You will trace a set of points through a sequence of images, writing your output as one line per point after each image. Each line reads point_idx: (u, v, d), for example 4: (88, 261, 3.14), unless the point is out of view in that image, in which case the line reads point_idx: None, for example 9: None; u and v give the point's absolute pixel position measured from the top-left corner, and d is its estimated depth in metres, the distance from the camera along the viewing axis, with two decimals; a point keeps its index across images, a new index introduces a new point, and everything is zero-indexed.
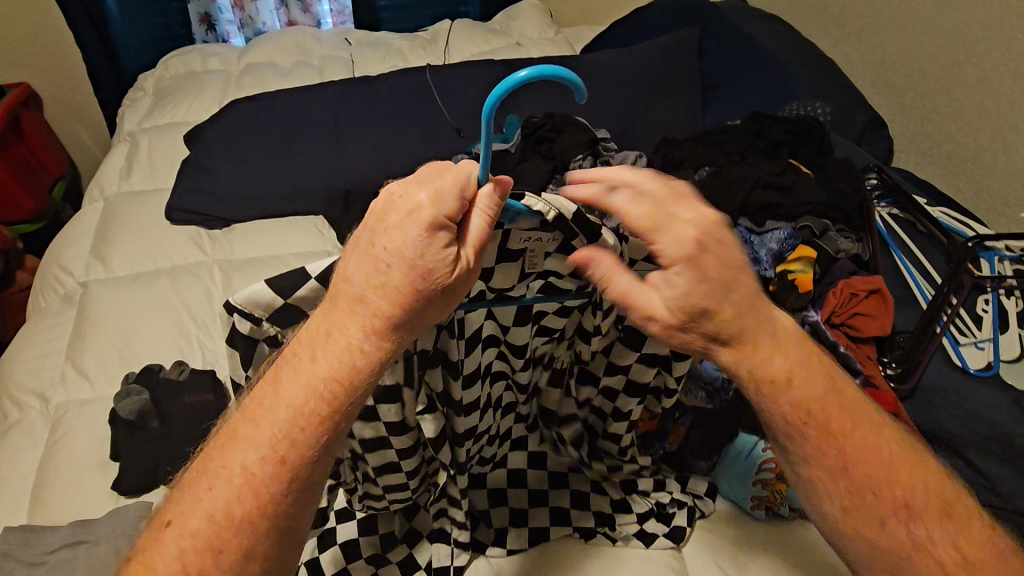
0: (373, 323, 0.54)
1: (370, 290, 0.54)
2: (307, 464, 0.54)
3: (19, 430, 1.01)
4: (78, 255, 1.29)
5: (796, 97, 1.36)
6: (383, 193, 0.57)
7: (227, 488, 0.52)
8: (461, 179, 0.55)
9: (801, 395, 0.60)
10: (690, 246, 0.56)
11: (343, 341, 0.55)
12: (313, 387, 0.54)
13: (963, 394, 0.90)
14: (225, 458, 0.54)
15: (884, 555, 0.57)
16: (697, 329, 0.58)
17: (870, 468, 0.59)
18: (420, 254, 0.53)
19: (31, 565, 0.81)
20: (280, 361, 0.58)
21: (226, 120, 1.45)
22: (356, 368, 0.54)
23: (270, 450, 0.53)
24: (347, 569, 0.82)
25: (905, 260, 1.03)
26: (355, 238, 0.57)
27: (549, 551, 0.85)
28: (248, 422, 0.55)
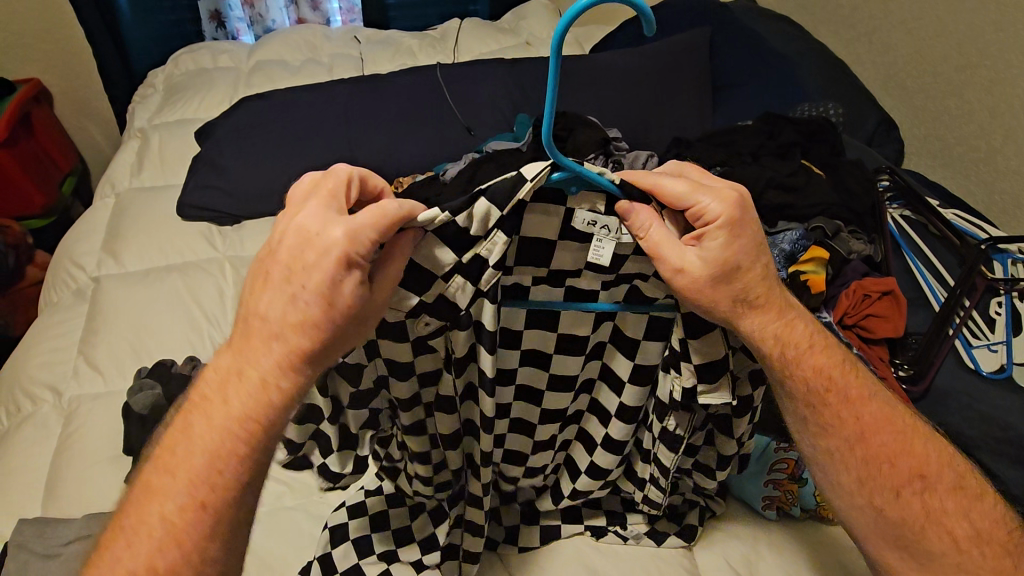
0: (288, 359, 0.54)
1: (287, 328, 0.53)
2: (227, 504, 0.54)
3: (33, 423, 1.02)
4: (90, 250, 1.29)
5: (807, 97, 1.35)
6: (294, 227, 0.53)
7: (148, 541, 0.53)
8: (378, 217, 0.51)
9: (819, 362, 0.64)
10: (730, 212, 0.56)
11: (256, 378, 0.54)
12: (225, 428, 0.54)
13: (975, 395, 0.90)
14: (147, 508, 0.54)
15: (900, 524, 0.62)
16: (727, 288, 0.58)
17: (884, 439, 0.64)
18: (332, 291, 0.52)
19: (45, 556, 0.82)
20: (191, 405, 0.57)
21: (237, 116, 1.46)
22: (271, 402, 0.54)
23: (188, 499, 0.53)
24: (359, 564, 0.83)
25: (918, 262, 1.03)
26: (268, 273, 0.54)
27: (559, 549, 0.86)
28: (162, 472, 0.55)
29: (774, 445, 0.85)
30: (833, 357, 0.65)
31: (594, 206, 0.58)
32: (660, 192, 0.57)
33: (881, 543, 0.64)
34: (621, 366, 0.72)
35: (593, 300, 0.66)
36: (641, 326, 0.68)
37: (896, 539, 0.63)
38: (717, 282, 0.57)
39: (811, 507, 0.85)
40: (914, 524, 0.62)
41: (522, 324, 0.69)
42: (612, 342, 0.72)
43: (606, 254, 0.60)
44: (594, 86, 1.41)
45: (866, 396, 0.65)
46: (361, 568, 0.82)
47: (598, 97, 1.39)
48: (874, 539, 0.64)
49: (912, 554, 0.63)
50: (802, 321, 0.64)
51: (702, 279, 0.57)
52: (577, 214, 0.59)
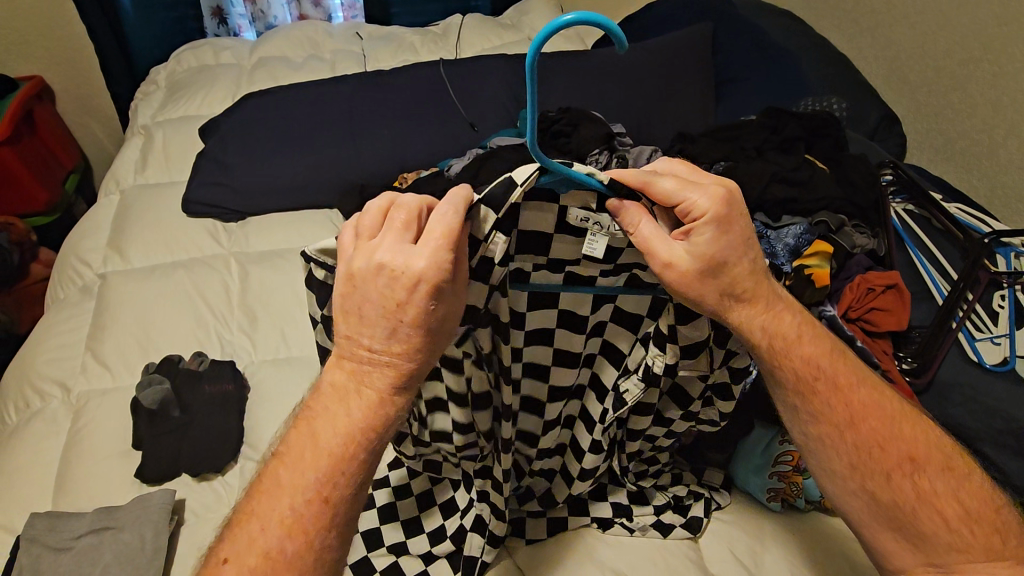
0: (399, 371, 0.54)
1: (389, 348, 0.54)
2: (333, 522, 0.54)
3: (42, 418, 1.02)
4: (96, 247, 1.30)
5: (810, 93, 1.35)
6: (370, 261, 0.52)
7: (280, 528, 0.53)
8: (436, 237, 0.52)
9: (807, 351, 0.64)
10: (718, 209, 0.57)
11: (364, 399, 0.54)
12: (334, 444, 0.54)
13: (979, 387, 0.90)
14: (269, 498, 0.54)
15: (891, 505, 0.64)
16: (714, 282, 0.58)
17: (877, 426, 0.64)
18: (426, 313, 0.53)
19: (58, 549, 0.83)
20: (302, 421, 0.57)
21: (241, 112, 1.46)
22: (374, 421, 0.55)
23: (299, 512, 0.53)
24: (368, 557, 0.84)
25: (921, 256, 1.03)
26: (350, 304, 0.54)
27: (566, 541, 0.87)
28: (287, 467, 0.54)
29: (779, 439, 0.86)
30: (822, 346, 0.65)
31: (584, 201, 0.59)
32: (650, 187, 0.57)
33: (880, 529, 0.65)
34: (620, 339, 0.73)
35: (591, 286, 0.67)
36: (647, 304, 0.69)
37: (892, 523, 0.64)
38: (703, 276, 0.58)
39: (816, 499, 0.86)
40: (912, 509, 0.63)
41: (526, 305, 0.69)
42: (612, 320, 0.72)
43: (600, 248, 0.60)
44: (597, 82, 1.41)
45: (852, 383, 0.65)
46: (369, 562, 0.83)
47: (601, 93, 1.40)
48: (868, 520, 0.66)
49: (904, 536, 0.64)
50: (791, 313, 0.64)
51: (690, 274, 0.57)
52: (571, 211, 0.60)
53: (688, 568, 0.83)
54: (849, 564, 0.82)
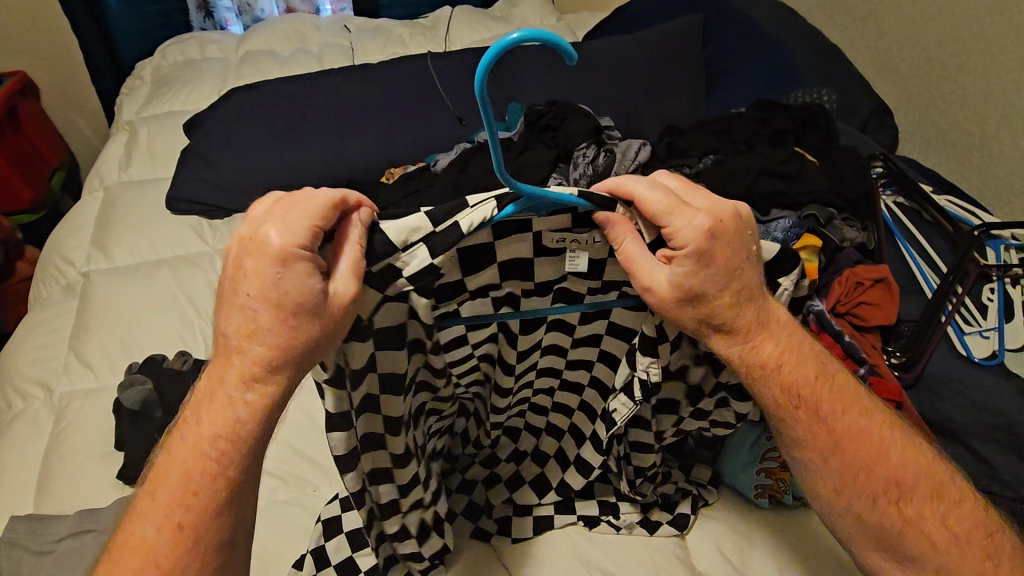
0: (254, 365, 0.52)
1: (247, 338, 0.51)
2: (212, 522, 0.54)
3: (24, 420, 1.01)
4: (79, 244, 1.29)
5: (802, 84, 1.34)
6: (236, 237, 0.52)
7: (159, 519, 0.54)
8: (302, 208, 0.50)
9: (789, 378, 0.62)
10: (700, 239, 0.55)
11: (229, 393, 0.53)
12: (203, 447, 0.53)
13: (967, 381, 0.90)
14: (148, 498, 0.55)
15: (879, 528, 0.63)
16: (692, 310, 0.58)
17: (864, 454, 0.63)
18: (282, 291, 0.49)
19: (39, 553, 0.82)
20: (182, 418, 0.56)
21: (226, 108, 1.44)
22: (240, 416, 0.53)
23: (167, 515, 0.54)
24: (353, 557, 0.83)
25: (912, 251, 1.02)
26: (222, 289, 0.53)
27: (554, 539, 0.86)
28: (161, 469, 0.55)
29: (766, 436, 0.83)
30: (806, 370, 0.63)
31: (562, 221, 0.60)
32: (635, 201, 0.56)
33: (866, 546, 0.65)
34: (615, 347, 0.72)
35: (581, 303, 0.68)
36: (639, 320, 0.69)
37: (876, 538, 0.64)
38: (681, 303, 0.58)
39: (802, 495, 0.86)
40: (899, 531, 0.62)
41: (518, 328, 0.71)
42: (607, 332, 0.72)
43: (582, 262, 0.62)
44: (587, 75, 1.39)
45: (835, 407, 0.63)
46: (353, 561, 0.82)
47: (590, 86, 1.38)
48: (858, 540, 0.65)
49: (892, 554, 0.63)
50: (773, 337, 0.62)
51: (667, 300, 0.57)
52: (544, 235, 0.61)
53: (674, 565, 0.83)
54: (835, 561, 0.82)
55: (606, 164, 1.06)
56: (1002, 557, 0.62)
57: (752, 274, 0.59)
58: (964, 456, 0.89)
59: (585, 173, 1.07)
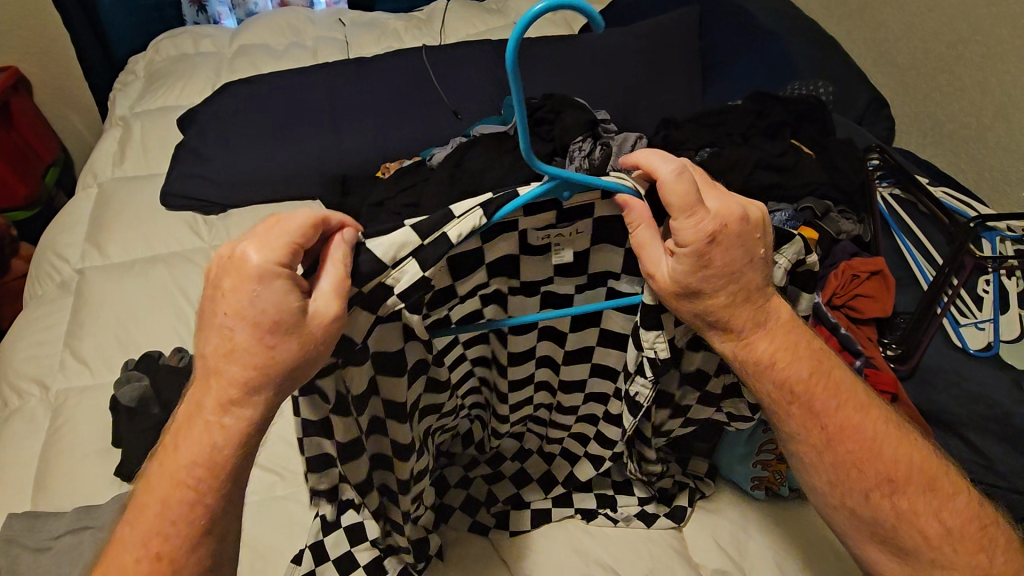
0: (231, 389, 0.51)
1: (223, 361, 0.51)
2: (192, 553, 0.53)
3: (20, 417, 1.01)
4: (74, 242, 1.28)
5: (798, 76, 1.34)
6: (216, 259, 0.52)
7: (137, 550, 0.53)
8: (278, 225, 0.50)
9: (784, 375, 0.62)
10: (704, 237, 0.55)
11: (206, 420, 0.52)
12: (178, 477, 0.53)
13: (962, 373, 0.90)
14: (128, 528, 0.54)
15: (872, 521, 0.63)
16: (690, 304, 0.59)
17: (855, 450, 0.63)
18: (260, 310, 0.49)
19: (37, 550, 0.82)
20: (163, 443, 0.56)
21: (220, 103, 1.43)
22: (218, 443, 0.52)
23: (146, 545, 0.53)
24: (351, 552, 0.82)
25: (908, 243, 1.02)
26: (201, 310, 0.52)
27: (552, 533, 0.86)
28: (142, 496, 0.55)
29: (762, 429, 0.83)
30: (803, 367, 0.62)
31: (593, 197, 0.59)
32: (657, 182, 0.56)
33: (859, 538, 0.65)
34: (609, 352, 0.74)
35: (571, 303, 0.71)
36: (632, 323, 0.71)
37: (869, 531, 0.64)
38: (679, 297, 0.58)
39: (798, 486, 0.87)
40: (892, 525, 0.63)
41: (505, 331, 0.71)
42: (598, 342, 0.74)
43: (567, 255, 0.65)
44: (583, 68, 1.39)
45: (828, 404, 0.63)
46: (352, 556, 0.82)
47: (586, 79, 1.37)
48: (854, 534, 0.65)
49: (885, 547, 0.64)
50: (768, 334, 0.61)
51: (666, 292, 0.58)
52: (530, 233, 0.62)
53: (671, 557, 0.83)
54: (831, 551, 0.83)
55: (603, 157, 1.05)
56: (994, 549, 0.62)
57: (751, 272, 0.58)
58: (960, 448, 0.90)
59: (581, 167, 1.07)
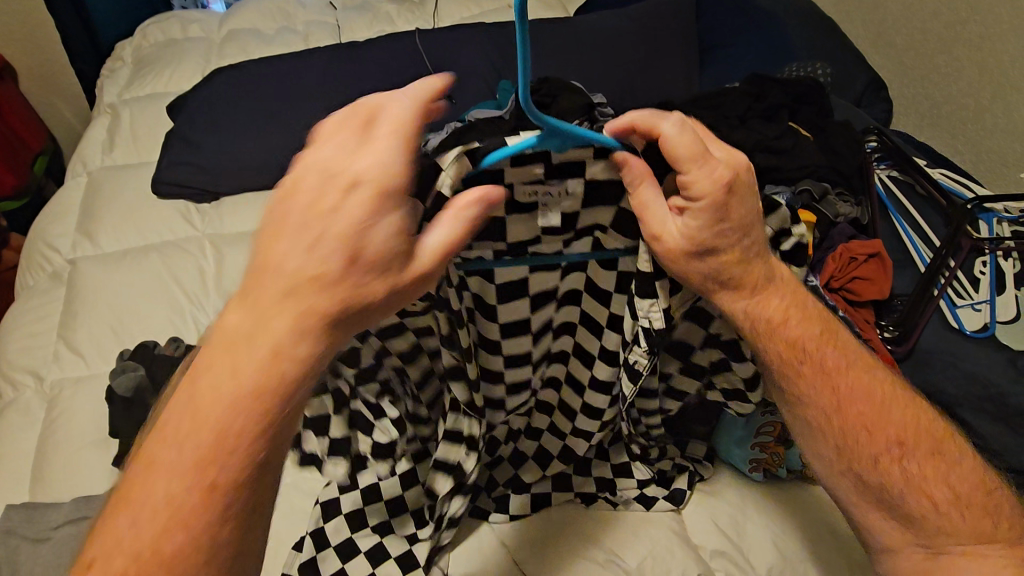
0: (307, 321, 0.49)
1: (308, 285, 0.49)
2: (241, 489, 0.50)
3: (16, 409, 1.01)
4: (65, 232, 1.26)
5: (796, 58, 1.32)
6: (314, 170, 0.50)
7: (157, 513, 0.48)
8: (386, 147, 0.50)
9: (795, 334, 0.63)
10: (717, 190, 0.54)
11: (273, 343, 0.49)
12: (236, 403, 0.49)
13: (959, 354, 0.90)
14: (146, 485, 0.49)
15: (880, 488, 0.64)
16: (702, 264, 0.58)
17: (859, 408, 0.64)
18: (364, 240, 0.49)
19: (36, 541, 0.81)
20: (191, 379, 0.51)
21: (210, 89, 1.40)
22: (282, 371, 0.50)
23: (193, 478, 0.48)
24: (352, 539, 0.83)
25: (905, 224, 1.02)
26: (285, 224, 0.50)
27: (551, 516, 0.87)
28: (162, 446, 0.50)
29: (761, 411, 0.83)
30: (812, 328, 0.64)
31: (583, 154, 0.57)
32: (660, 141, 0.54)
33: (864, 509, 0.66)
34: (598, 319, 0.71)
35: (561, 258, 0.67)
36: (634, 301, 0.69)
37: (876, 500, 0.65)
38: (691, 257, 0.57)
39: (797, 468, 0.87)
40: (900, 492, 0.63)
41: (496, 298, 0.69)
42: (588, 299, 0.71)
43: (554, 217, 0.62)
44: (578, 51, 1.37)
45: (834, 368, 0.64)
46: (354, 542, 0.83)
47: (582, 63, 1.36)
48: (858, 502, 0.66)
49: (892, 515, 0.65)
50: (778, 294, 0.62)
51: (679, 251, 0.57)
52: (517, 188, 0.60)
53: (671, 539, 0.84)
54: (827, 530, 0.84)
55: None
56: (1001, 517, 0.63)
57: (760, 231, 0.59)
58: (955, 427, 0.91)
59: None
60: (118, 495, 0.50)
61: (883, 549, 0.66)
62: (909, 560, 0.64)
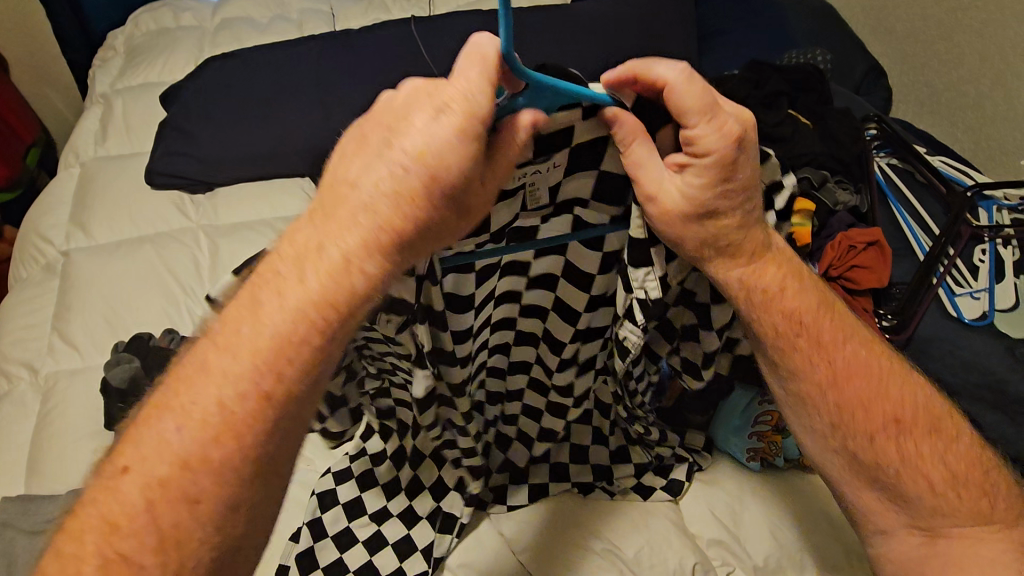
0: (377, 240, 0.46)
1: (383, 200, 0.45)
2: (290, 409, 0.46)
3: (11, 401, 1.00)
4: (58, 223, 1.25)
5: (795, 45, 1.31)
6: (408, 82, 0.47)
7: (199, 429, 0.44)
8: (481, 57, 0.44)
9: (791, 306, 0.63)
10: (724, 148, 0.51)
11: (342, 260, 0.45)
12: (300, 316, 0.45)
13: (958, 342, 0.90)
14: (193, 391, 0.45)
15: (875, 468, 0.63)
16: (698, 227, 0.56)
17: (858, 383, 0.64)
18: (444, 162, 0.44)
19: (32, 533, 0.81)
20: (252, 287, 0.47)
21: (203, 78, 1.38)
22: (347, 295, 0.46)
23: (249, 383, 0.45)
24: (350, 528, 0.83)
25: (904, 212, 1.02)
26: (366, 136, 0.46)
27: (549, 506, 0.87)
28: (217, 351, 0.46)
29: (757, 400, 0.85)
30: (809, 301, 0.63)
31: (571, 117, 0.51)
32: (666, 91, 0.50)
33: (856, 488, 0.66)
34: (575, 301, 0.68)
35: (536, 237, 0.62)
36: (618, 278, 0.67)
37: (870, 478, 0.64)
38: (686, 220, 0.55)
39: (794, 457, 0.88)
40: (896, 471, 0.63)
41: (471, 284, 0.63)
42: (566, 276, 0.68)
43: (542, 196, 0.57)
44: (576, 38, 1.35)
45: (831, 343, 0.64)
46: (351, 532, 0.83)
47: (579, 50, 1.34)
48: (847, 478, 0.66)
49: (886, 496, 0.64)
50: (777, 262, 0.62)
51: (673, 212, 0.54)
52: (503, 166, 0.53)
53: (670, 529, 0.84)
54: (824, 518, 0.84)
55: None
56: (997, 497, 0.63)
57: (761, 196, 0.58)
58: None
59: None
60: (161, 397, 0.46)
61: (880, 531, 0.65)
62: (903, 542, 0.64)
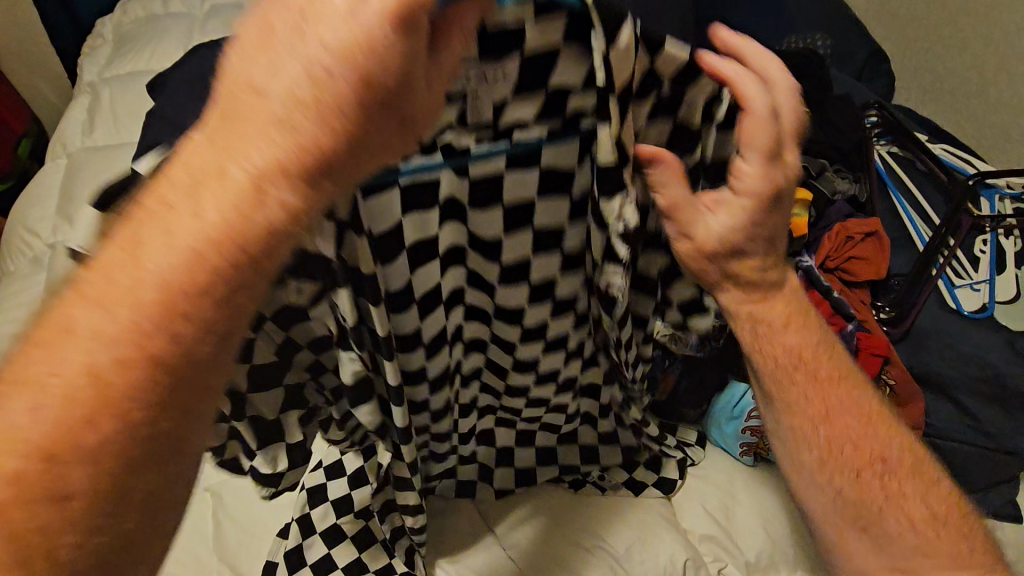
0: (296, 159, 0.32)
1: (299, 105, 0.31)
2: (198, 372, 0.34)
3: None
4: (45, 216, 1.23)
5: (796, 28, 1.26)
6: None
7: (57, 416, 0.30)
8: None
9: (792, 341, 0.62)
10: (770, 192, 0.49)
11: (252, 182, 0.32)
12: (202, 250, 0.32)
13: (956, 336, 0.88)
14: (46, 364, 0.31)
15: (861, 505, 0.61)
16: (720, 262, 0.54)
17: (852, 418, 0.62)
18: (383, 59, 0.31)
19: None
20: (132, 215, 0.33)
21: (189, 66, 1.35)
22: (263, 230, 0.32)
23: (131, 344, 0.31)
24: (339, 525, 0.82)
25: (903, 202, 0.99)
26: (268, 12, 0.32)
27: (539, 501, 0.86)
28: (79, 306, 0.31)
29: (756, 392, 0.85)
30: (809, 336, 0.63)
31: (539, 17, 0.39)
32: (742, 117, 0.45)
33: (830, 521, 0.63)
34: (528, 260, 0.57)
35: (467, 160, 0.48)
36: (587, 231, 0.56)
37: (848, 512, 0.61)
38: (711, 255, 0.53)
39: None
40: (878, 507, 0.60)
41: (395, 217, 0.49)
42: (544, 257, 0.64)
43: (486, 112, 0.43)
44: None
45: (826, 378, 0.63)
46: (341, 528, 0.81)
47: None
48: (829, 515, 0.63)
49: (869, 536, 0.61)
50: (783, 297, 0.61)
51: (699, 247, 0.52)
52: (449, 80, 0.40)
53: (660, 524, 0.83)
54: None
55: None
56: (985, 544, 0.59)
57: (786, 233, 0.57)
58: (950, 410, 0.90)
59: None
60: (6, 369, 0.32)
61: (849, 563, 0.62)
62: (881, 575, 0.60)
